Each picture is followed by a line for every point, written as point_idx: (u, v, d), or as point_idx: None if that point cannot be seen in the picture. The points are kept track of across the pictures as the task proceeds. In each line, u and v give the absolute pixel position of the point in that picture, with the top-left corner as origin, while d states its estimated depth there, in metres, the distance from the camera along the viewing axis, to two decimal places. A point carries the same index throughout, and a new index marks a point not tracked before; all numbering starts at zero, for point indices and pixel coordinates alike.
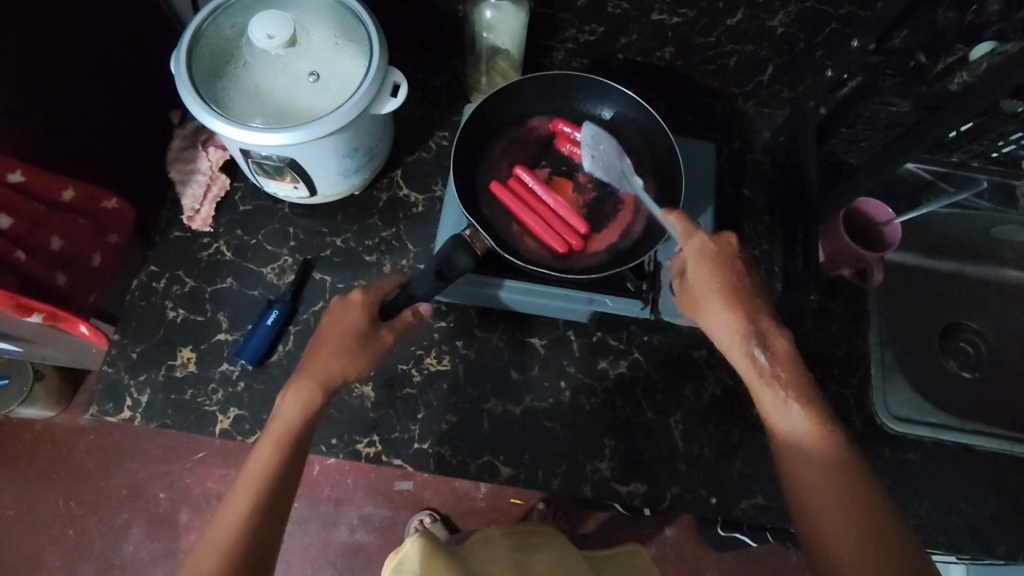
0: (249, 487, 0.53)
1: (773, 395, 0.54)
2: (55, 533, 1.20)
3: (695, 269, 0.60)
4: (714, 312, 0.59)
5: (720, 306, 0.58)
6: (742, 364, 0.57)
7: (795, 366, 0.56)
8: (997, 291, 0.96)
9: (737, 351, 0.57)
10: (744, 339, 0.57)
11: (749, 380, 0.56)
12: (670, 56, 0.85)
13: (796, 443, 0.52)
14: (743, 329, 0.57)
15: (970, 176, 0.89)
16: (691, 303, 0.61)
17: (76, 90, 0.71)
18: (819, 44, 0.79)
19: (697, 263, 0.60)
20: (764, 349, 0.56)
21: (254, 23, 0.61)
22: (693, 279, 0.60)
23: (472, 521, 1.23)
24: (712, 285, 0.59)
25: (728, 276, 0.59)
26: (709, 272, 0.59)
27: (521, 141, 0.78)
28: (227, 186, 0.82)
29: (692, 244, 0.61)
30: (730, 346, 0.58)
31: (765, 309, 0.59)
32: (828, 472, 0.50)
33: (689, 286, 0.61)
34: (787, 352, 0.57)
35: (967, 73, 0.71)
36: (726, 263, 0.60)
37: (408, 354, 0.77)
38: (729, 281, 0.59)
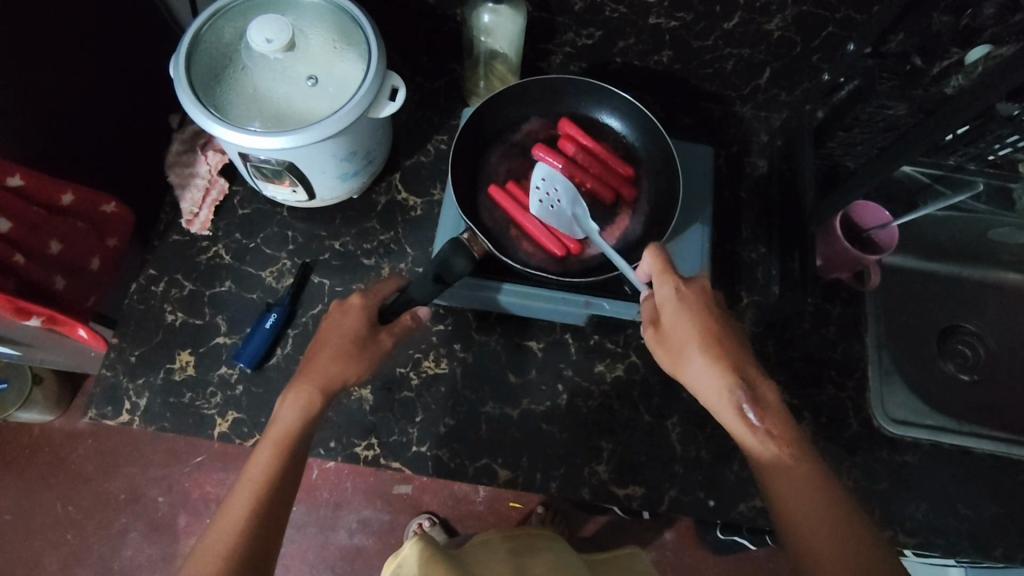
0: (250, 491, 0.53)
1: (766, 445, 0.53)
2: (54, 537, 1.20)
3: (675, 319, 0.58)
4: (698, 363, 0.56)
5: (705, 358, 0.56)
6: (730, 418, 0.55)
7: (783, 415, 0.55)
8: (995, 293, 0.96)
9: (723, 405, 0.55)
10: (732, 392, 0.55)
11: (737, 433, 0.55)
12: (667, 60, 0.85)
13: (786, 476, 0.52)
14: (729, 381, 0.55)
15: (968, 179, 0.90)
16: (670, 354, 0.59)
17: (75, 94, 0.71)
18: (816, 47, 0.80)
19: (678, 313, 0.58)
20: (752, 402, 0.54)
21: (254, 28, 0.62)
22: (674, 329, 0.58)
23: (472, 525, 1.23)
24: (694, 336, 0.57)
25: (710, 325, 0.57)
26: (690, 321, 0.58)
27: (519, 145, 0.79)
28: (226, 189, 0.82)
29: (670, 291, 0.59)
30: (716, 400, 0.56)
31: (746, 356, 0.58)
32: (808, 488, 0.51)
33: (670, 336, 0.59)
34: (775, 402, 0.55)
35: (963, 77, 0.71)
36: (705, 311, 0.58)
37: (406, 357, 0.77)
38: (711, 331, 0.57)
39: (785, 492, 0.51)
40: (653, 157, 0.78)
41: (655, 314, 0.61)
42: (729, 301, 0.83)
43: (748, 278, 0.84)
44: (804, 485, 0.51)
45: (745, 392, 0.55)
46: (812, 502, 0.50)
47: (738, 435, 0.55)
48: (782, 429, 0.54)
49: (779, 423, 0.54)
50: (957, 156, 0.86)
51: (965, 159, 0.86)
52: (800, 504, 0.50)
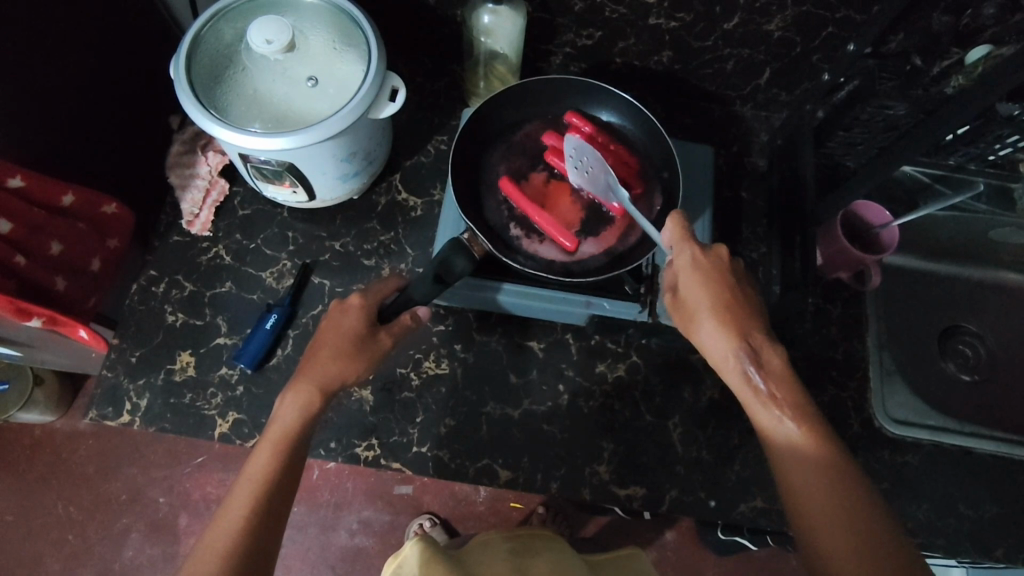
0: (249, 491, 0.53)
1: (768, 406, 0.54)
2: (55, 537, 1.20)
3: (688, 284, 0.60)
4: (706, 326, 0.58)
5: (712, 321, 0.58)
6: (735, 379, 0.56)
7: (790, 380, 0.55)
8: (996, 294, 0.96)
9: (730, 367, 0.57)
10: (739, 356, 0.56)
11: (743, 395, 0.56)
12: (667, 60, 0.85)
13: (791, 448, 0.52)
14: (734, 344, 0.57)
15: (968, 179, 0.91)
16: (683, 318, 0.61)
17: (76, 95, 0.71)
18: (816, 47, 0.80)
19: (690, 277, 0.60)
20: (758, 365, 0.56)
21: (254, 29, 0.62)
22: (687, 294, 0.60)
23: (472, 525, 1.23)
24: (704, 300, 0.59)
25: (719, 289, 0.59)
26: (703, 286, 0.59)
27: (519, 145, 0.79)
28: (226, 190, 0.82)
29: (684, 256, 0.61)
30: (723, 363, 0.57)
31: (758, 322, 0.59)
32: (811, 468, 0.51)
33: (684, 300, 0.61)
34: (781, 367, 0.56)
35: (963, 77, 0.71)
36: (715, 276, 0.60)
37: (407, 357, 0.77)
38: (719, 295, 0.59)
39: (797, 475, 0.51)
40: (653, 158, 0.78)
41: (673, 279, 0.62)
42: None
43: (749, 278, 0.84)
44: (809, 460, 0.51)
45: (751, 354, 0.56)
46: (824, 491, 0.49)
47: (744, 398, 0.56)
48: (787, 393, 0.55)
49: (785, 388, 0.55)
50: (957, 156, 0.88)
51: (965, 158, 0.88)
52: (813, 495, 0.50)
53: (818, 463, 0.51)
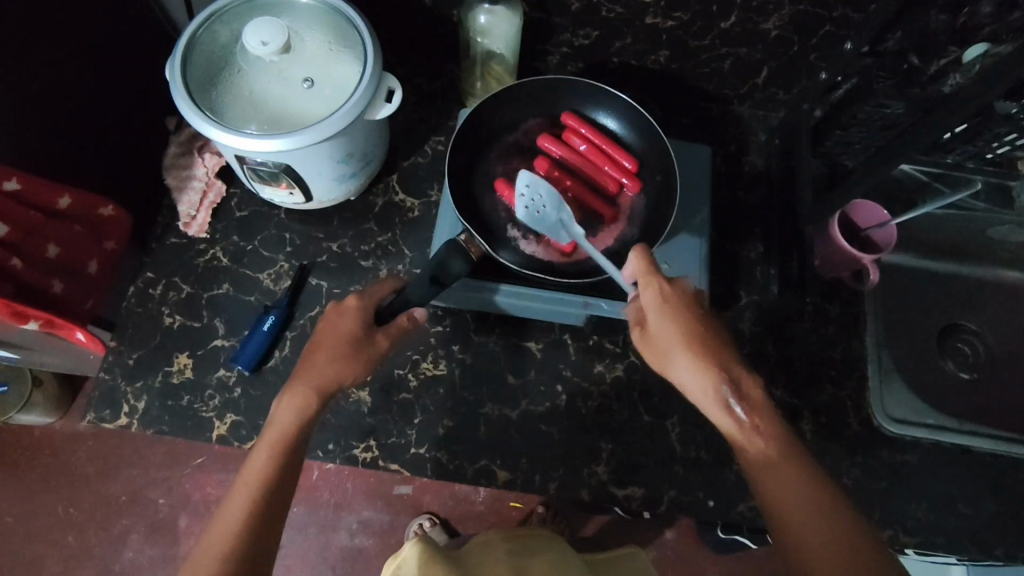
0: (246, 495, 0.53)
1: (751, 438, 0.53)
2: (56, 538, 1.20)
3: (658, 319, 0.58)
4: (681, 361, 0.56)
5: (688, 356, 0.56)
6: (717, 416, 0.55)
7: (769, 411, 0.54)
8: (995, 292, 0.96)
9: (709, 404, 0.55)
10: (717, 389, 0.55)
11: (726, 431, 0.54)
12: (664, 60, 0.85)
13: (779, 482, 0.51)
14: (712, 377, 0.55)
15: (967, 178, 0.89)
16: (654, 355, 0.58)
17: (73, 97, 0.71)
18: (813, 46, 0.79)
19: (660, 312, 0.58)
20: (738, 399, 0.54)
21: (249, 30, 0.62)
22: (658, 331, 0.58)
23: (472, 525, 1.23)
24: (676, 335, 0.57)
25: (691, 321, 0.57)
26: (673, 322, 0.57)
27: (516, 146, 0.79)
28: (223, 192, 0.82)
29: (651, 291, 0.59)
30: (701, 399, 0.56)
31: (731, 353, 0.57)
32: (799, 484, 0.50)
33: (654, 338, 0.58)
34: (760, 397, 0.55)
35: (961, 75, 0.70)
36: (686, 308, 0.58)
37: (404, 358, 0.77)
38: (693, 327, 0.57)
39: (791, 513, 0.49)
40: (650, 158, 0.78)
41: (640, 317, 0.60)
42: (727, 301, 0.83)
43: (747, 277, 0.84)
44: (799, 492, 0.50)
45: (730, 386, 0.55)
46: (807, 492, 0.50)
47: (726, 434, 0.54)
48: (766, 421, 0.54)
49: (766, 421, 0.54)
50: (955, 153, 0.87)
51: (964, 156, 0.87)
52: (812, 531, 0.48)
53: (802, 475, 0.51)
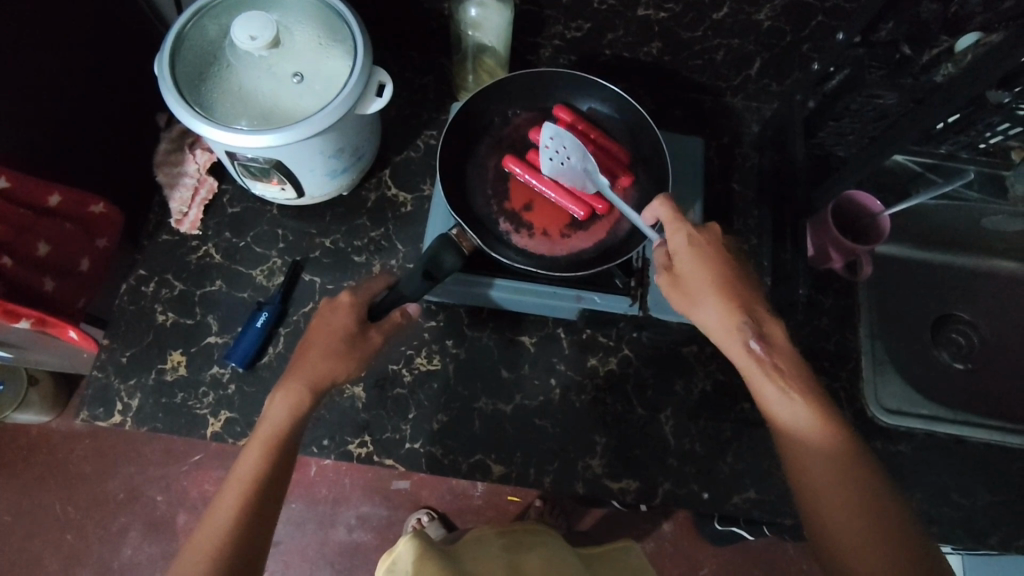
0: (237, 493, 0.53)
1: (772, 381, 0.54)
2: (53, 538, 1.20)
3: (687, 260, 0.60)
4: (706, 301, 0.58)
5: (714, 296, 0.58)
6: (735, 351, 0.56)
7: (791, 353, 0.56)
8: (989, 282, 0.96)
9: (730, 339, 0.57)
10: (738, 325, 0.56)
11: (745, 369, 0.56)
12: (656, 52, 0.84)
13: (798, 437, 0.52)
14: (735, 319, 0.57)
15: (960, 167, 0.90)
16: (678, 295, 0.60)
17: (62, 94, 0.70)
18: (806, 37, 0.79)
19: (688, 254, 0.60)
20: (759, 338, 0.56)
21: (237, 25, 0.61)
22: (684, 271, 0.60)
23: (470, 519, 1.23)
24: (703, 276, 0.59)
25: (719, 264, 0.59)
26: (699, 262, 0.59)
27: (508, 139, 0.78)
28: (215, 188, 0.82)
29: (680, 235, 0.61)
30: (724, 338, 0.57)
31: (756, 299, 0.59)
32: (825, 451, 0.51)
33: (679, 278, 0.60)
34: (782, 340, 0.57)
35: (952, 65, 0.72)
36: (715, 252, 0.60)
37: (398, 354, 0.77)
38: (719, 270, 0.59)
39: (809, 465, 0.51)
40: (643, 150, 0.78)
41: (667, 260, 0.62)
42: None
43: None
44: (818, 442, 0.51)
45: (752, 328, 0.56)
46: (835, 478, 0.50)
47: (748, 374, 0.56)
48: (788, 364, 0.55)
49: (787, 361, 0.55)
50: (948, 144, 0.88)
51: (957, 146, 0.88)
52: (828, 499, 0.50)
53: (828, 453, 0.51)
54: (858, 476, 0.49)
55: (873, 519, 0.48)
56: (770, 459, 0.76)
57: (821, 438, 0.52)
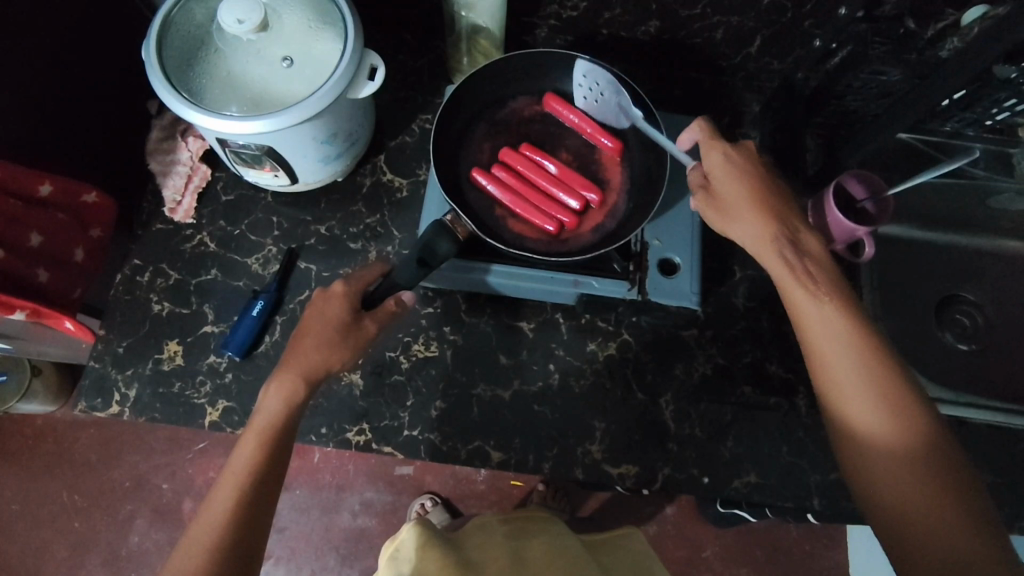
0: (233, 485, 0.53)
1: (806, 289, 0.57)
2: (60, 526, 1.20)
3: (725, 177, 0.62)
4: (742, 217, 0.61)
5: (750, 213, 0.60)
6: (770, 256, 0.59)
7: (823, 260, 0.59)
8: (996, 262, 0.94)
9: (767, 251, 0.59)
10: (776, 235, 0.59)
11: (778, 276, 0.59)
12: (655, 30, 0.83)
13: (838, 348, 0.53)
14: (774, 232, 0.59)
15: (965, 145, 0.88)
16: (715, 207, 0.62)
17: (50, 83, 0.70)
18: (807, 13, 0.77)
19: (727, 172, 0.63)
20: (795, 249, 0.59)
21: (223, 8, 0.59)
22: (721, 187, 0.62)
23: (473, 504, 1.24)
24: (741, 191, 0.61)
25: (757, 184, 0.62)
26: (735, 179, 0.62)
27: (503, 123, 0.78)
28: (208, 175, 0.81)
29: (715, 153, 0.64)
30: (757, 247, 0.60)
31: (791, 210, 0.62)
32: (866, 360, 0.52)
33: (717, 193, 0.63)
34: (819, 249, 0.60)
35: (959, 39, 0.69)
36: (752, 169, 0.63)
37: (396, 341, 0.77)
38: (758, 188, 0.61)
39: (850, 403, 0.52)
40: (641, 131, 0.77)
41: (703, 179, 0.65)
42: (721, 276, 0.82)
43: (741, 253, 0.83)
44: (857, 362, 0.53)
45: (787, 241, 0.59)
46: (868, 386, 0.52)
47: (787, 290, 0.58)
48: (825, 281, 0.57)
49: (818, 265, 0.58)
50: (953, 121, 0.86)
51: (963, 123, 0.86)
52: (865, 411, 0.51)
53: (865, 362, 0.52)
54: (894, 388, 0.51)
55: (909, 433, 0.50)
56: (771, 443, 0.75)
57: (858, 353, 0.53)
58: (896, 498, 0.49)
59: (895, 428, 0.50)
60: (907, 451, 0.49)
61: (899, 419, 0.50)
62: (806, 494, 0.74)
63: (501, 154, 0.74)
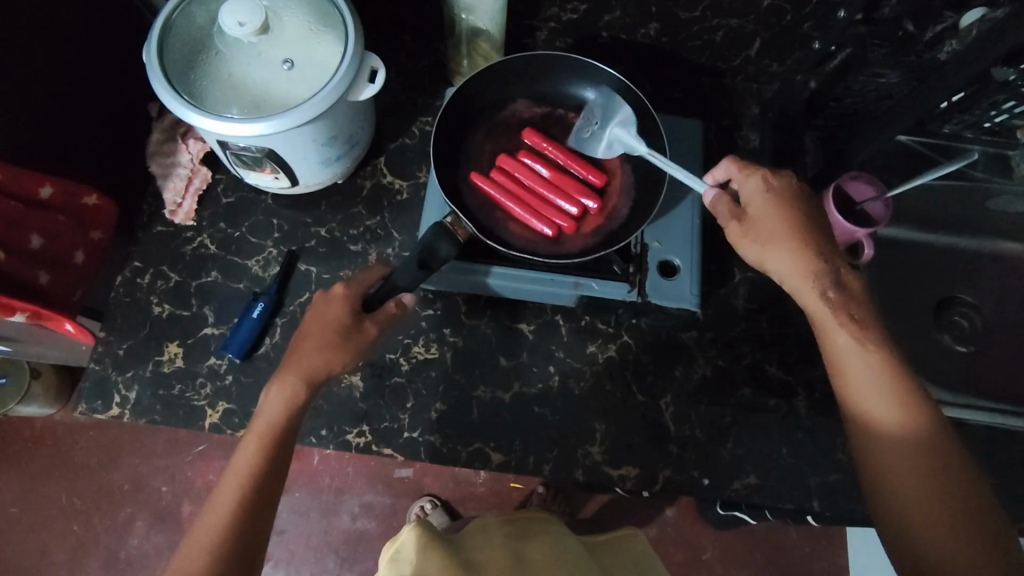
0: (235, 486, 0.53)
1: (847, 331, 0.56)
2: (60, 529, 1.20)
3: (766, 213, 0.59)
4: (782, 248, 0.58)
5: (791, 245, 0.58)
6: (808, 293, 0.58)
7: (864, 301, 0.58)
8: (994, 264, 0.94)
9: (807, 288, 0.58)
10: (817, 274, 0.58)
11: (817, 314, 0.58)
12: (655, 33, 0.83)
13: (874, 390, 0.53)
14: (815, 270, 0.58)
15: (964, 148, 0.88)
16: (752, 241, 0.60)
17: (50, 84, 0.70)
18: (807, 15, 0.77)
19: (766, 206, 0.60)
20: (836, 288, 0.57)
21: (224, 11, 0.60)
22: (760, 217, 0.60)
23: (472, 506, 1.23)
24: (779, 221, 0.59)
25: (798, 216, 0.59)
26: (776, 210, 0.59)
27: (503, 126, 0.78)
28: (209, 178, 0.81)
29: (754, 181, 0.61)
30: (796, 283, 0.59)
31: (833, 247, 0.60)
32: (902, 405, 0.52)
33: (755, 223, 0.60)
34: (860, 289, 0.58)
35: (958, 41, 0.70)
36: (795, 206, 0.60)
37: (396, 343, 0.77)
38: (799, 224, 0.59)
39: (888, 447, 0.51)
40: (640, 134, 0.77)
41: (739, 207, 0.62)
42: (721, 278, 0.82)
43: (740, 255, 0.83)
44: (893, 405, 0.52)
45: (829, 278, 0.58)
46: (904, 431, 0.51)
47: (825, 328, 0.57)
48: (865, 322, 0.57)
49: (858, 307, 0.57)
50: (952, 123, 0.86)
51: (960, 126, 0.86)
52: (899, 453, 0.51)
53: (902, 407, 0.52)
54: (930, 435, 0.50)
55: (944, 481, 0.49)
56: (771, 445, 0.75)
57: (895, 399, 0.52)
58: (924, 541, 0.48)
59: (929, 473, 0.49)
60: (935, 500, 0.48)
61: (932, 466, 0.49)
62: (806, 496, 0.74)
63: (500, 158, 0.75)
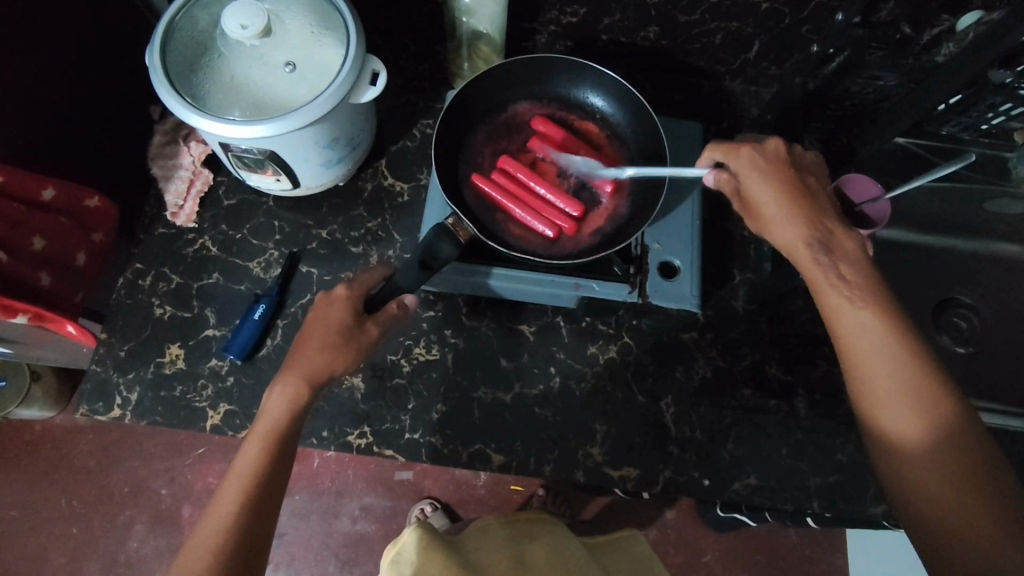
0: (239, 484, 0.53)
1: (840, 292, 0.55)
2: (59, 532, 1.20)
3: (753, 184, 0.61)
4: (779, 217, 0.59)
5: (785, 214, 0.58)
6: (803, 258, 0.57)
7: (859, 260, 0.57)
8: (992, 266, 0.94)
9: (801, 254, 0.57)
10: (807, 237, 0.57)
11: (812, 278, 0.57)
12: (654, 36, 0.84)
13: (872, 353, 0.52)
14: (808, 234, 0.57)
15: (962, 149, 0.89)
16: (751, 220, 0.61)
17: (53, 87, 0.70)
18: (805, 18, 0.78)
19: (753, 178, 0.61)
20: (829, 249, 0.57)
21: (227, 14, 0.60)
22: (753, 191, 0.61)
23: (472, 508, 1.24)
24: (774, 191, 0.59)
25: (786, 184, 0.60)
26: (768, 183, 0.60)
27: (503, 128, 0.78)
28: (210, 180, 0.82)
29: (742, 159, 0.62)
30: (792, 249, 0.58)
31: (827, 210, 0.60)
32: (899, 364, 0.51)
33: (750, 199, 0.61)
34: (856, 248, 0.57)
35: (954, 44, 0.71)
36: (779, 172, 0.61)
37: (397, 345, 0.77)
38: (788, 190, 0.59)
39: (888, 411, 0.51)
40: (640, 136, 0.78)
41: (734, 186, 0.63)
42: (719, 280, 0.83)
43: (739, 256, 0.84)
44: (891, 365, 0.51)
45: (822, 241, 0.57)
46: (903, 389, 0.50)
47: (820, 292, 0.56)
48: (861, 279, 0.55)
49: (854, 267, 0.56)
50: (949, 126, 0.87)
51: (959, 127, 0.87)
52: (899, 414, 0.50)
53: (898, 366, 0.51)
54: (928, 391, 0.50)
55: (944, 439, 0.48)
56: (771, 445, 0.75)
57: (893, 359, 0.51)
58: (931, 503, 0.47)
59: (929, 431, 0.49)
60: (939, 459, 0.48)
61: (932, 424, 0.49)
62: (806, 497, 0.74)
63: (500, 158, 0.75)
